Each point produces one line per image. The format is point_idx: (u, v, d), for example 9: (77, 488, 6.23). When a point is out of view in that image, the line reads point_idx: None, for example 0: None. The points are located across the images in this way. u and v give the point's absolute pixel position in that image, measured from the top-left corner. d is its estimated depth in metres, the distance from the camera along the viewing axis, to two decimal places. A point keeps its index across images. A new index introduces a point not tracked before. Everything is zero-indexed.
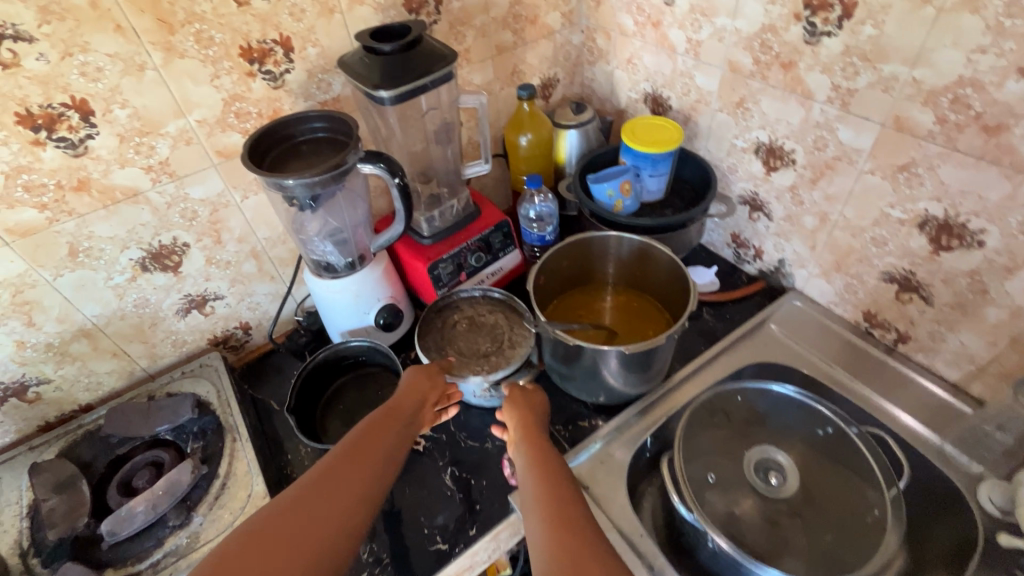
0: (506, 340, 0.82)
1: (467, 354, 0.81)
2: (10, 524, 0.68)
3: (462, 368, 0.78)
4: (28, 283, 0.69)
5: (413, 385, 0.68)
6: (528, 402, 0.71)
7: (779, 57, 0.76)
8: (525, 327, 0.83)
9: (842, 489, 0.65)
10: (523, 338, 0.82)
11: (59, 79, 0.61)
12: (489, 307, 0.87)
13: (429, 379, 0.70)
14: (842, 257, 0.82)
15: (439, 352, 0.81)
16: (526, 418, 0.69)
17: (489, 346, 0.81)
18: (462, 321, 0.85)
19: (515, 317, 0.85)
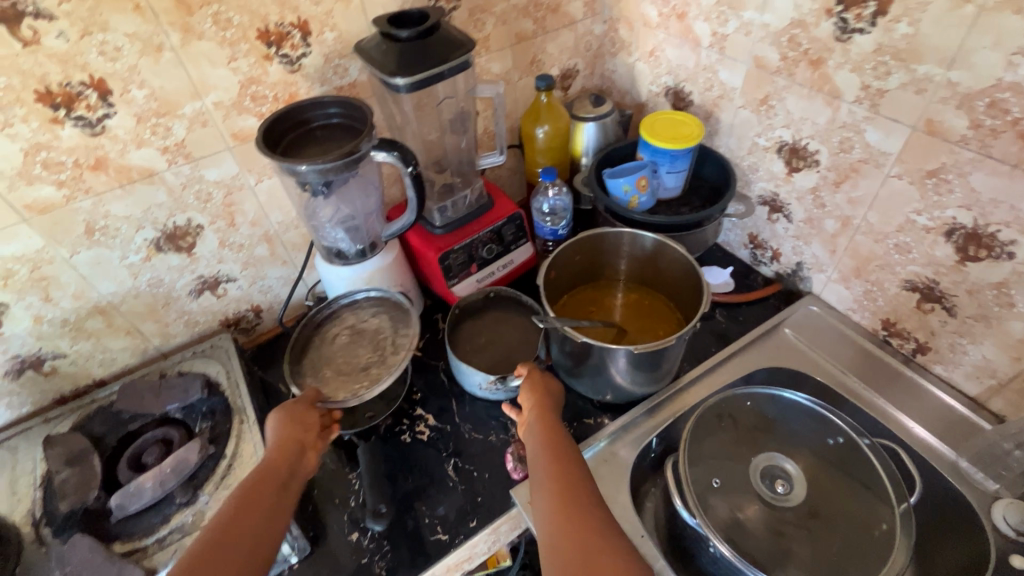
0: (390, 346, 0.81)
1: (346, 370, 0.79)
2: (24, 494, 0.70)
3: (339, 389, 0.77)
4: (45, 259, 0.70)
5: (289, 436, 0.66)
6: (541, 382, 0.72)
7: (807, 54, 0.73)
8: (409, 328, 0.82)
9: (850, 502, 0.64)
10: (406, 342, 0.81)
11: (78, 57, 0.61)
12: (370, 311, 0.86)
13: (302, 427, 0.68)
14: (862, 263, 0.80)
15: (315, 375, 0.79)
16: (539, 398, 0.70)
17: (371, 357, 0.81)
18: (342, 332, 0.84)
19: (397, 315, 0.84)
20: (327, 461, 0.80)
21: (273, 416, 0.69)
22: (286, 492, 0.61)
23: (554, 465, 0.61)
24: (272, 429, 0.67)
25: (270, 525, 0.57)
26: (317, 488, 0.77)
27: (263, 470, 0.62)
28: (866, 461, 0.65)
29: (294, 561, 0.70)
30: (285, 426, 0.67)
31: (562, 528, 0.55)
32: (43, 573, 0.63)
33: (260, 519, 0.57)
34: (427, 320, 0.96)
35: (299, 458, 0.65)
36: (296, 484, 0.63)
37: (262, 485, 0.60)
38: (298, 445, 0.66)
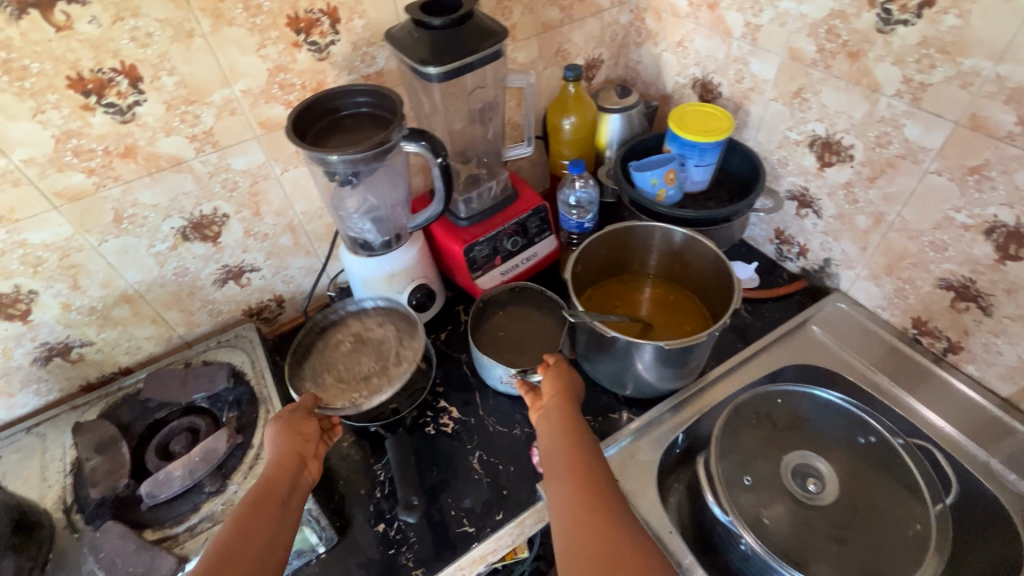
0: (393, 357, 0.81)
1: (346, 378, 0.79)
2: (54, 480, 0.70)
3: (338, 397, 0.77)
4: (75, 246, 0.70)
5: (289, 447, 0.64)
6: (562, 375, 0.68)
7: (846, 46, 0.72)
8: (413, 341, 0.82)
9: (884, 501, 0.63)
10: (410, 355, 0.81)
11: (110, 43, 0.60)
12: (376, 320, 0.86)
13: (302, 437, 0.66)
14: (894, 260, 0.79)
15: (315, 380, 0.79)
16: (561, 392, 0.66)
17: (373, 368, 0.81)
18: (346, 339, 0.85)
19: (403, 327, 0.84)
20: (351, 452, 0.80)
21: (273, 425, 0.67)
22: (287, 507, 0.59)
23: (576, 469, 0.58)
24: (272, 440, 0.65)
25: (270, 545, 0.55)
26: (342, 478, 0.77)
27: (264, 484, 0.60)
28: (899, 460, 0.65)
29: (321, 550, 0.70)
30: (285, 436, 0.65)
31: (582, 541, 0.52)
32: (77, 559, 0.63)
33: (259, 541, 0.55)
34: (449, 312, 0.96)
35: (299, 470, 0.63)
36: (298, 496, 0.61)
37: (263, 503, 0.58)
38: (298, 455, 0.64)
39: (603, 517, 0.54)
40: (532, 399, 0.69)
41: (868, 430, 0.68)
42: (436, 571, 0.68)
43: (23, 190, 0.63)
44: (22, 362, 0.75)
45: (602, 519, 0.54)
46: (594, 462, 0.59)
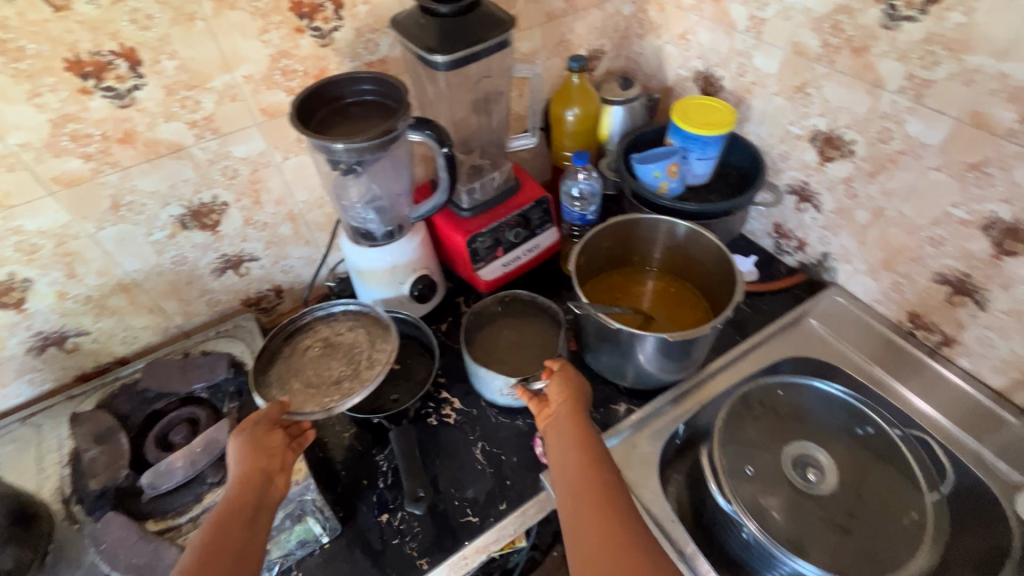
0: (365, 360, 0.78)
1: (316, 383, 0.76)
2: (52, 471, 0.69)
3: (307, 402, 0.73)
4: (71, 234, 0.69)
5: (253, 463, 0.61)
6: (566, 384, 0.67)
7: (851, 41, 0.72)
8: (386, 343, 0.79)
9: (883, 491, 0.64)
10: (383, 356, 0.78)
11: (110, 24, 0.59)
12: (346, 325, 0.83)
13: (267, 452, 0.63)
14: (892, 255, 0.80)
15: (282, 387, 0.75)
16: (568, 402, 0.66)
17: (343, 371, 0.77)
18: (315, 344, 0.81)
19: (376, 331, 0.82)
20: (354, 443, 0.80)
21: (235, 438, 0.63)
22: (256, 526, 0.56)
23: (590, 479, 0.57)
24: (233, 454, 0.61)
25: (241, 564, 0.53)
26: (345, 468, 0.77)
27: (229, 504, 0.57)
28: (896, 450, 0.66)
29: (325, 540, 0.70)
30: (249, 452, 0.62)
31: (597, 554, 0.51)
32: (77, 550, 0.62)
33: (230, 562, 0.52)
34: (450, 303, 0.96)
35: (265, 486, 0.60)
36: (265, 512, 0.58)
37: (229, 524, 0.55)
38: (264, 471, 0.61)
39: (619, 528, 0.53)
40: (537, 405, 0.69)
41: (866, 420, 0.68)
42: (440, 560, 0.69)
43: (19, 175, 0.62)
44: (16, 352, 0.74)
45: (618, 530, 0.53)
46: (607, 471, 0.58)
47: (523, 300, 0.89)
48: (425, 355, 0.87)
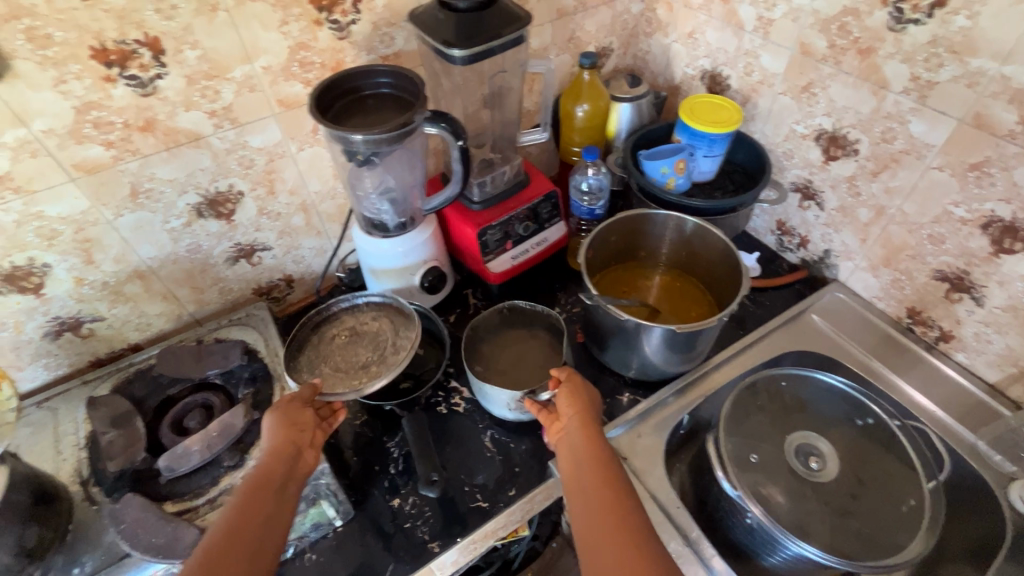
0: (391, 347, 0.80)
1: (344, 368, 0.78)
2: (69, 454, 0.70)
3: (337, 385, 0.76)
4: (90, 220, 0.70)
5: (285, 438, 0.64)
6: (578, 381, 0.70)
7: (857, 43, 0.74)
8: (409, 330, 0.81)
9: (882, 479, 0.66)
10: (406, 343, 0.79)
11: (135, 13, 0.60)
12: (371, 315, 0.85)
13: (298, 427, 0.66)
14: (892, 252, 0.82)
15: (313, 371, 0.78)
16: (579, 400, 0.68)
17: (370, 357, 0.80)
18: (342, 333, 0.83)
19: (399, 319, 0.83)
20: (364, 430, 0.81)
21: (270, 414, 0.66)
22: (281, 498, 0.60)
23: (598, 474, 0.61)
24: (267, 429, 0.65)
25: (264, 535, 0.56)
26: (357, 454, 0.79)
27: (257, 476, 0.60)
28: (893, 440, 0.69)
29: (338, 524, 0.72)
30: (282, 427, 0.65)
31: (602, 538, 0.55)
32: (97, 530, 0.64)
33: (253, 536, 0.56)
34: (458, 295, 0.97)
35: (294, 461, 0.63)
36: (292, 488, 0.61)
37: (258, 493, 0.59)
38: (294, 446, 0.64)
39: (622, 517, 0.56)
40: (545, 417, 0.71)
41: (865, 411, 0.71)
42: (451, 544, 0.70)
43: (42, 161, 0.63)
44: (32, 336, 0.74)
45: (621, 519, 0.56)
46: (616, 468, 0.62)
47: (523, 312, 0.89)
48: (435, 345, 0.88)
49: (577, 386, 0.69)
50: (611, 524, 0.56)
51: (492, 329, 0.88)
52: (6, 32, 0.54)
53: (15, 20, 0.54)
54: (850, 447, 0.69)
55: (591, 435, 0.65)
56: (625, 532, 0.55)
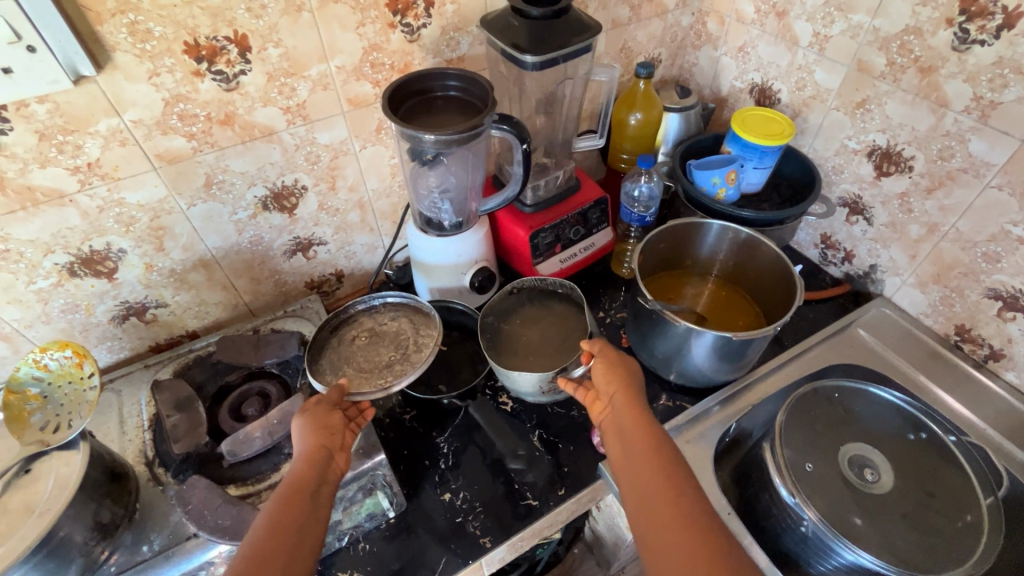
0: (413, 345, 0.79)
1: (368, 368, 0.77)
2: (135, 435, 0.72)
3: (363, 385, 0.74)
4: (166, 209, 0.72)
5: (315, 441, 0.62)
6: (617, 359, 0.69)
7: (918, 61, 0.75)
8: (431, 328, 0.81)
9: (937, 494, 0.67)
10: (430, 340, 0.79)
11: (228, 12, 0.62)
12: (389, 316, 0.84)
13: (328, 430, 0.63)
14: (943, 269, 0.83)
15: (336, 373, 0.76)
16: (617, 374, 0.67)
17: (393, 356, 0.78)
18: (361, 335, 0.82)
19: (420, 318, 0.83)
20: (413, 424, 0.83)
21: (298, 419, 0.65)
22: (318, 501, 0.57)
23: (643, 461, 0.59)
24: (297, 435, 0.63)
25: (305, 531, 0.54)
26: (407, 448, 0.80)
27: (295, 478, 0.58)
28: (950, 454, 0.69)
29: (390, 515, 0.73)
30: (312, 431, 0.63)
31: (663, 531, 0.53)
32: (164, 509, 0.66)
33: (296, 533, 0.54)
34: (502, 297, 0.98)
35: (328, 463, 0.61)
36: (328, 489, 0.59)
37: (297, 493, 0.57)
38: (325, 449, 0.62)
39: (680, 497, 0.55)
40: (583, 394, 0.70)
41: (919, 426, 0.72)
42: (503, 540, 0.71)
43: (129, 150, 0.65)
44: (101, 319, 0.77)
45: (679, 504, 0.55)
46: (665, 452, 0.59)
47: (537, 290, 0.90)
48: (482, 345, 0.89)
49: (616, 366, 0.68)
50: (663, 507, 0.55)
51: (507, 312, 0.88)
52: (112, 26, 0.57)
53: (121, 15, 0.57)
54: (905, 460, 0.70)
55: (638, 414, 0.63)
56: (686, 516, 0.54)
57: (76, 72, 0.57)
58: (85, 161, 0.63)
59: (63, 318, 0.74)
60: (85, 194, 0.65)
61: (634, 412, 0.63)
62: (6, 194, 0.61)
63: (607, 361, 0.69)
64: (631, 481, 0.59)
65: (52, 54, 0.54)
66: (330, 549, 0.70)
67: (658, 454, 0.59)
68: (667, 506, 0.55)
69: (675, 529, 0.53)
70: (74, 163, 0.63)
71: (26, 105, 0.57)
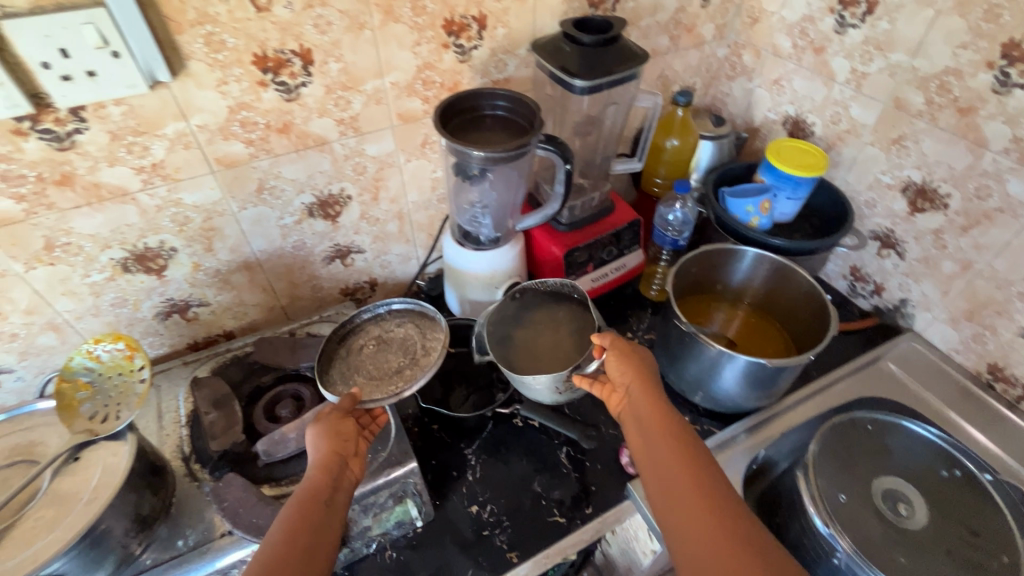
0: (421, 350, 0.80)
1: (378, 375, 0.77)
2: (172, 430, 0.74)
3: (375, 391, 0.74)
4: (219, 211, 0.74)
5: (328, 447, 0.62)
6: (631, 348, 0.69)
7: (957, 101, 0.77)
8: (437, 331, 0.82)
9: (972, 533, 0.66)
10: (437, 343, 0.80)
11: (297, 27, 0.65)
12: (395, 323, 0.85)
13: (341, 437, 0.63)
14: (977, 307, 0.83)
15: (347, 382, 0.76)
16: (632, 363, 0.68)
17: (402, 362, 0.79)
18: (368, 343, 0.82)
19: (426, 323, 0.84)
20: (440, 435, 0.83)
21: (312, 428, 0.64)
22: (332, 506, 0.57)
23: (665, 445, 0.59)
24: (311, 444, 0.63)
25: (324, 529, 0.54)
26: (435, 458, 0.81)
27: (308, 486, 0.57)
28: (985, 492, 0.69)
29: (418, 524, 0.74)
30: (325, 436, 0.63)
31: (685, 516, 0.53)
32: (198, 504, 0.67)
33: (315, 529, 0.54)
34: None
35: (341, 470, 0.61)
36: (342, 497, 0.58)
37: (309, 502, 0.56)
38: (338, 455, 0.62)
39: (699, 480, 0.55)
40: (602, 388, 0.70)
41: (953, 463, 0.72)
42: (529, 555, 0.71)
43: (192, 153, 0.68)
44: (146, 315, 0.79)
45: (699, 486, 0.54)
46: (683, 438, 0.59)
47: (535, 295, 0.88)
48: None
49: (630, 356, 0.69)
50: (685, 488, 0.55)
51: (512, 318, 0.85)
52: (190, 36, 0.60)
53: (199, 26, 0.60)
54: (939, 495, 0.69)
55: (654, 401, 0.63)
56: (708, 498, 0.53)
57: (153, 77, 0.60)
58: (149, 161, 0.66)
59: (111, 311, 0.76)
60: (147, 193, 0.68)
61: (650, 400, 0.64)
62: (75, 190, 0.63)
63: (622, 352, 0.69)
64: (651, 469, 0.59)
65: (134, 60, 0.57)
66: (358, 555, 0.70)
67: (677, 440, 0.59)
68: (689, 489, 0.54)
69: (699, 512, 0.52)
70: (140, 163, 0.65)
71: (103, 107, 0.60)
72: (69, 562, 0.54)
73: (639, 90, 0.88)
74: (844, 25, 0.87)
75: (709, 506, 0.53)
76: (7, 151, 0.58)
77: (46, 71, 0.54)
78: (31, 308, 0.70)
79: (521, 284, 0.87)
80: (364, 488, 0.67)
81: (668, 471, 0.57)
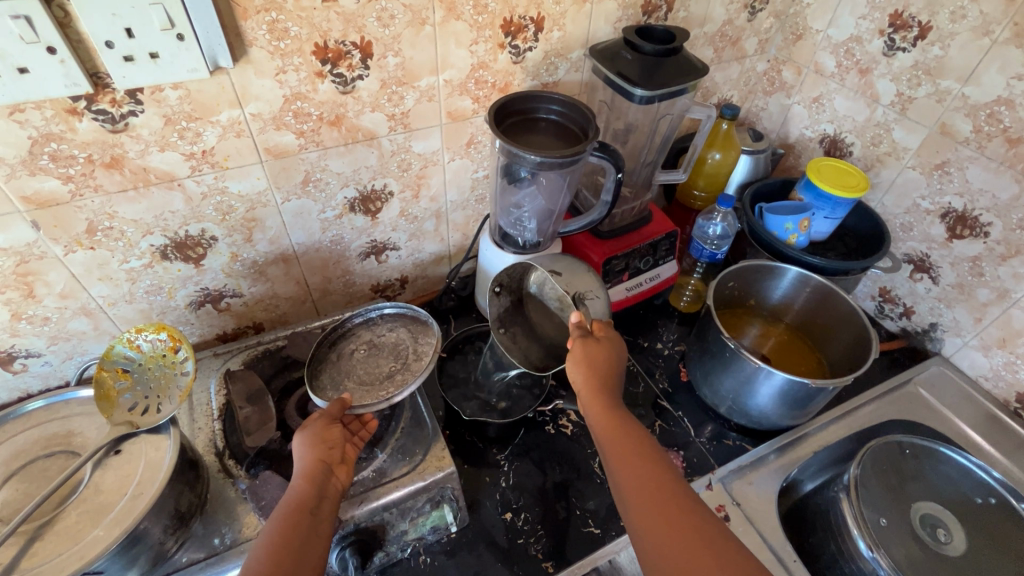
0: (412, 355, 0.74)
1: (369, 380, 0.71)
2: (204, 423, 0.72)
3: (365, 397, 0.68)
4: (262, 201, 0.73)
5: (314, 455, 0.59)
6: (589, 350, 0.63)
7: (1006, 132, 0.77)
8: (430, 336, 0.77)
9: (1007, 560, 0.67)
10: (430, 348, 0.75)
11: (360, 19, 0.63)
12: (387, 327, 0.79)
13: (326, 444, 0.60)
14: (1010, 336, 0.84)
15: (337, 388, 0.71)
16: (590, 368, 0.62)
17: (393, 366, 0.73)
18: (359, 348, 0.76)
19: (419, 327, 0.79)
20: (472, 440, 0.82)
21: (298, 437, 0.61)
22: (319, 517, 0.54)
23: (632, 459, 0.57)
24: (296, 452, 0.60)
25: (308, 543, 0.52)
26: (467, 463, 0.80)
27: (292, 500, 0.54)
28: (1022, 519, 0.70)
29: (453, 529, 0.73)
30: (311, 445, 0.60)
31: (662, 528, 0.52)
32: (232, 501, 0.64)
33: (301, 540, 0.51)
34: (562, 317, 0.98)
35: (327, 478, 0.58)
36: (328, 505, 0.56)
37: (293, 516, 0.53)
38: (326, 463, 0.59)
39: (668, 494, 0.54)
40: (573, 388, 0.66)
41: (989, 492, 0.73)
42: (565, 566, 0.70)
43: (243, 142, 0.66)
44: (179, 304, 0.77)
45: (669, 496, 0.54)
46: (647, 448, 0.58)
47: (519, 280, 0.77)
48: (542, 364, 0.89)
49: (586, 362, 0.62)
50: (655, 505, 0.53)
51: (513, 313, 0.75)
52: (254, 22, 0.58)
53: (264, 13, 0.58)
54: (973, 522, 0.71)
55: (610, 405, 0.61)
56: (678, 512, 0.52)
57: (215, 62, 0.58)
58: (200, 148, 0.64)
59: (145, 299, 0.74)
60: (194, 180, 0.66)
61: (603, 404, 0.61)
62: (122, 173, 0.61)
63: (578, 359, 0.63)
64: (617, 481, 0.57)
65: (197, 44, 0.55)
66: (393, 559, 0.70)
67: (640, 447, 0.58)
68: (655, 495, 0.54)
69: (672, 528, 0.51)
70: (191, 149, 0.63)
71: (160, 90, 0.58)
72: (109, 561, 0.52)
73: (692, 102, 0.86)
74: (893, 48, 0.87)
75: (680, 518, 0.52)
76: (59, 130, 0.56)
77: (109, 50, 0.52)
78: (66, 292, 0.67)
79: (497, 276, 0.76)
80: (404, 492, 0.66)
81: (638, 487, 0.55)
